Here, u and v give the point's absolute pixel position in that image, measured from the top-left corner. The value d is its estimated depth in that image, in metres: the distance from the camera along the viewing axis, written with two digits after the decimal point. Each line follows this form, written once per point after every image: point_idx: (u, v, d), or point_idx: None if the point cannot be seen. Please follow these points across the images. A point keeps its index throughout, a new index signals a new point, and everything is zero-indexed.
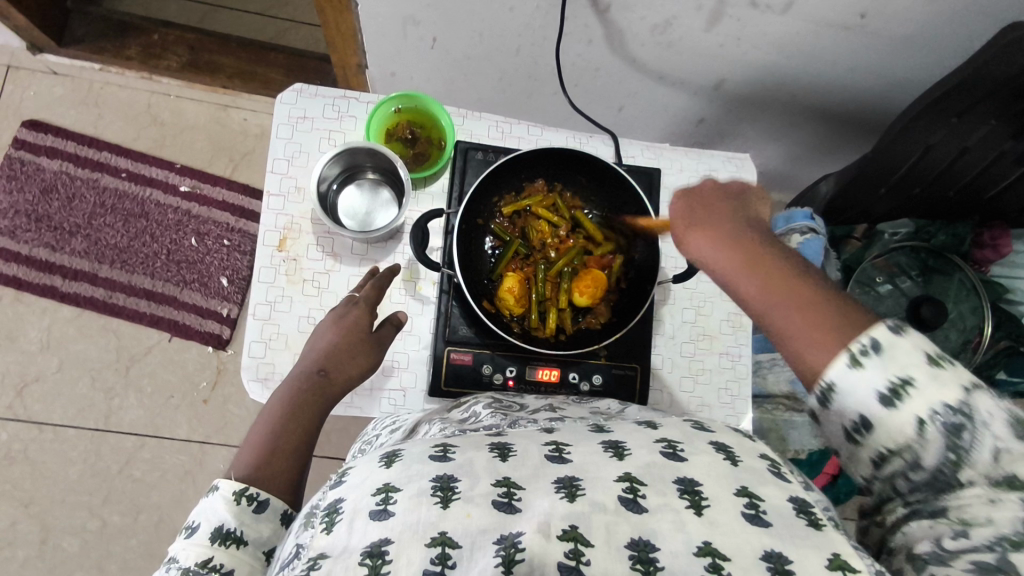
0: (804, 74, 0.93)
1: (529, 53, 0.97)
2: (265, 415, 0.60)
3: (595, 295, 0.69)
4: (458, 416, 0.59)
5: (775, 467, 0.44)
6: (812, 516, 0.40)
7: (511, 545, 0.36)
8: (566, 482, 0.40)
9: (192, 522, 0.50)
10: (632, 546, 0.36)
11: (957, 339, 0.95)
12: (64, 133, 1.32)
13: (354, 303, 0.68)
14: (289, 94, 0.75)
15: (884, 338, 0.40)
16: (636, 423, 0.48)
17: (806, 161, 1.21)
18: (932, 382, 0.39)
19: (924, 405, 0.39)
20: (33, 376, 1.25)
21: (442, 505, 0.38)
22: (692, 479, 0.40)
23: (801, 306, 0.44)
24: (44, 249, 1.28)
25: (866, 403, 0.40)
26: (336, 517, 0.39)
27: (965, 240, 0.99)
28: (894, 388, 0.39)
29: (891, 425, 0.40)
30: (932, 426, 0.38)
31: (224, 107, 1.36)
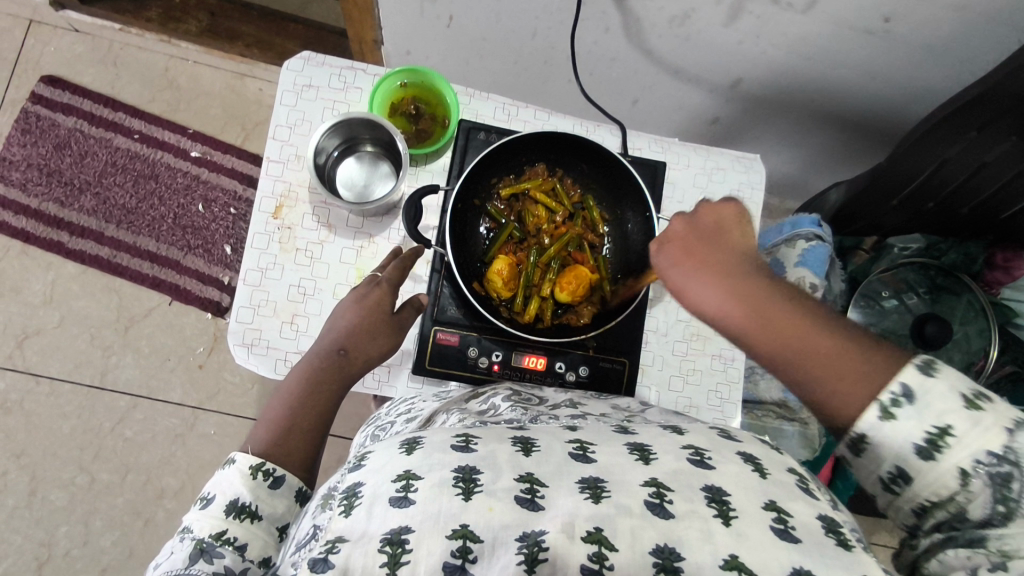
0: (825, 78, 0.91)
1: (545, 38, 0.96)
2: (285, 393, 0.59)
3: (577, 292, 0.67)
4: (476, 408, 0.59)
5: (803, 482, 0.44)
6: (840, 534, 0.40)
7: (535, 544, 0.36)
8: (591, 483, 0.40)
9: (207, 494, 0.52)
10: (656, 553, 0.37)
11: (959, 361, 0.92)
12: (81, 91, 1.32)
13: (376, 282, 0.66)
14: (297, 61, 0.75)
15: (915, 385, 0.43)
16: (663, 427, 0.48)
17: (821, 169, 1.19)
18: (973, 431, 0.41)
19: (965, 450, 0.41)
20: (34, 329, 1.26)
21: (464, 497, 0.38)
22: (720, 488, 0.40)
23: (821, 359, 0.45)
24: (54, 204, 1.29)
25: (906, 453, 0.43)
26: (354, 501, 0.39)
27: (976, 261, 0.96)
28: (934, 434, 0.42)
29: (932, 474, 0.42)
30: (975, 475, 0.41)
31: (241, 76, 1.36)
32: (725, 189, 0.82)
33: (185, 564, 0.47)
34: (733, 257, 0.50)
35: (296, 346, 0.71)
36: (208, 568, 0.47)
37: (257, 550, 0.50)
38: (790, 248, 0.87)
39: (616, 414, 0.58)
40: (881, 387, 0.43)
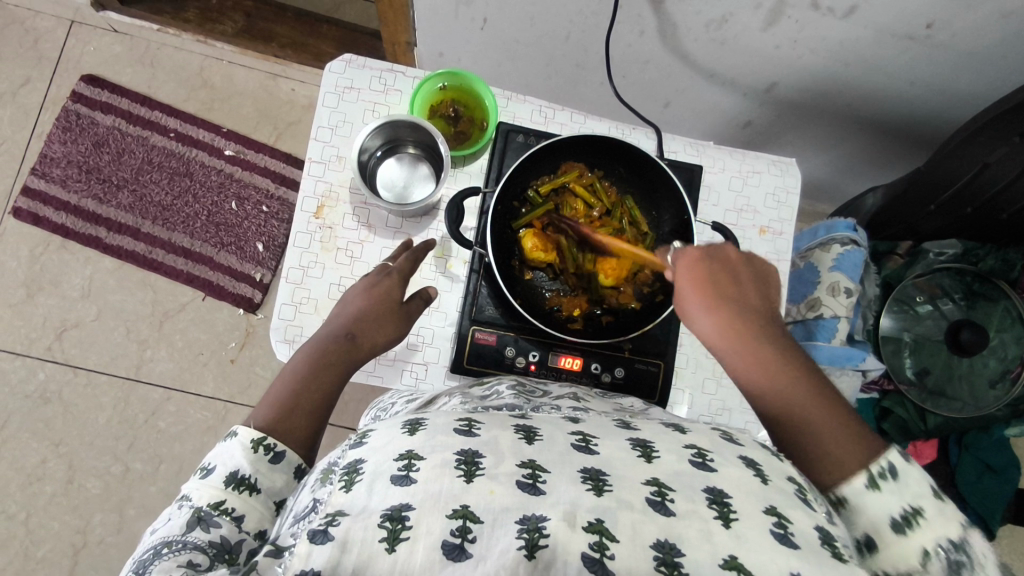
0: (862, 82, 0.90)
1: (579, 41, 0.97)
2: (288, 371, 0.60)
3: (619, 276, 0.69)
4: (479, 393, 0.60)
5: (802, 492, 0.43)
6: (836, 547, 0.40)
7: (535, 529, 0.37)
8: (592, 474, 0.40)
9: (208, 464, 0.53)
10: (657, 547, 0.37)
11: (995, 366, 0.94)
12: (120, 90, 1.35)
13: (389, 271, 0.68)
14: (339, 63, 0.76)
15: (899, 463, 0.48)
16: (665, 425, 0.48)
17: (853, 174, 1.18)
18: (941, 518, 0.46)
19: (932, 538, 0.46)
20: (73, 321, 1.29)
21: (466, 478, 0.39)
22: (722, 490, 0.40)
23: (827, 417, 0.50)
24: (92, 200, 1.32)
25: (880, 524, 0.47)
26: (355, 478, 0.40)
27: (1015, 267, 0.95)
28: (906, 516, 0.47)
29: (898, 548, 0.46)
30: (937, 558, 0.45)
31: (274, 76, 1.39)
32: (760, 193, 0.82)
33: (182, 531, 0.47)
34: (757, 314, 0.56)
35: None
36: (204, 537, 0.47)
37: (254, 523, 0.50)
38: (825, 252, 0.87)
39: (620, 411, 0.57)
40: (870, 460, 0.49)
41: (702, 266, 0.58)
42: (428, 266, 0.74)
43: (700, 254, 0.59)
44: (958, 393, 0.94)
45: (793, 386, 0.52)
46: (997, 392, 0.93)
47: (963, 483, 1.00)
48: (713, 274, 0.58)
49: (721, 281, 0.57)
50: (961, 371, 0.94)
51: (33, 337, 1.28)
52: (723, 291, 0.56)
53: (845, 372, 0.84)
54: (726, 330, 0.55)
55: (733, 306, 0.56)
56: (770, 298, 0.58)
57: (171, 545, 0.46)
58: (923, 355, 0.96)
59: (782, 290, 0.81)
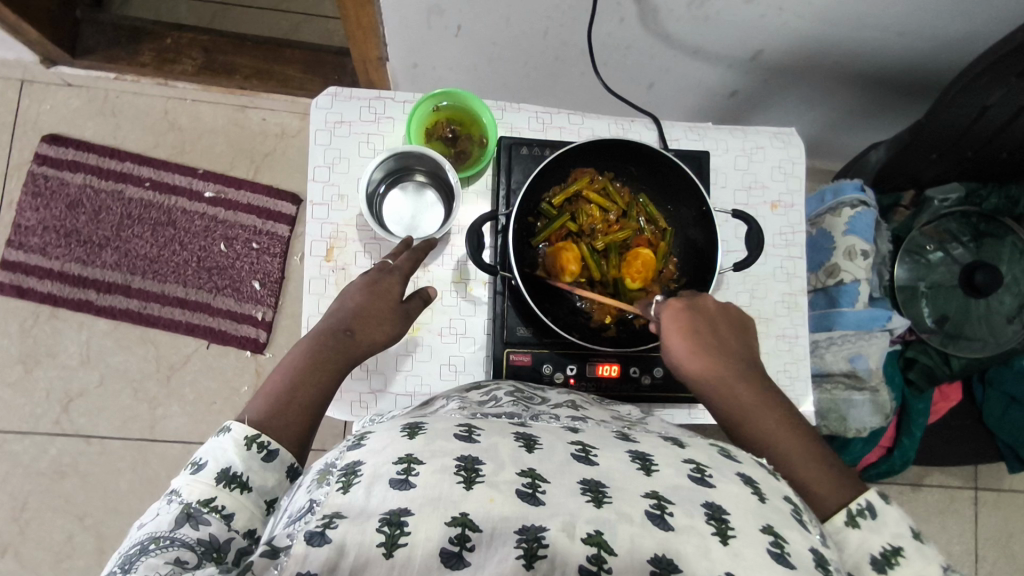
0: (847, 40, 0.89)
1: (557, 35, 0.94)
2: (286, 364, 0.60)
3: (646, 277, 0.68)
4: (477, 398, 0.58)
5: (799, 511, 0.44)
6: (828, 569, 0.40)
7: (535, 539, 0.37)
8: (592, 485, 0.40)
9: (199, 459, 0.51)
10: (654, 562, 0.37)
11: (1012, 303, 0.94)
12: (84, 145, 1.30)
13: (388, 270, 0.66)
14: (325, 98, 0.73)
15: (877, 503, 0.51)
16: (663, 437, 0.48)
17: (843, 127, 1.18)
18: (919, 558, 0.49)
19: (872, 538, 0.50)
20: (78, 391, 1.26)
21: (466, 486, 0.38)
22: (720, 506, 0.40)
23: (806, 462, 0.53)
24: (76, 264, 1.28)
25: (864, 563, 0.49)
26: (353, 479, 0.38)
27: (1019, 202, 0.96)
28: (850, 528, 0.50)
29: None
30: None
31: (242, 108, 1.33)
32: (767, 167, 0.81)
33: (171, 527, 0.46)
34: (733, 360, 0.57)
35: (369, 386, 0.72)
36: (193, 534, 0.46)
37: (243, 521, 0.49)
38: (836, 217, 0.87)
39: (618, 420, 0.56)
40: (850, 499, 0.51)
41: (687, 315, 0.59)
42: (448, 292, 0.74)
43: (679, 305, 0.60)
44: (977, 333, 0.95)
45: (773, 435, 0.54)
46: (1016, 326, 0.94)
47: (989, 416, 1.02)
48: (696, 322, 0.59)
49: (706, 328, 0.59)
50: (979, 311, 0.95)
51: (38, 413, 1.25)
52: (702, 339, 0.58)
53: (873, 335, 0.84)
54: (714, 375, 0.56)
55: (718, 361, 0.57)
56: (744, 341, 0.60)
57: (160, 540, 0.44)
58: (940, 300, 0.97)
59: (802, 261, 0.81)
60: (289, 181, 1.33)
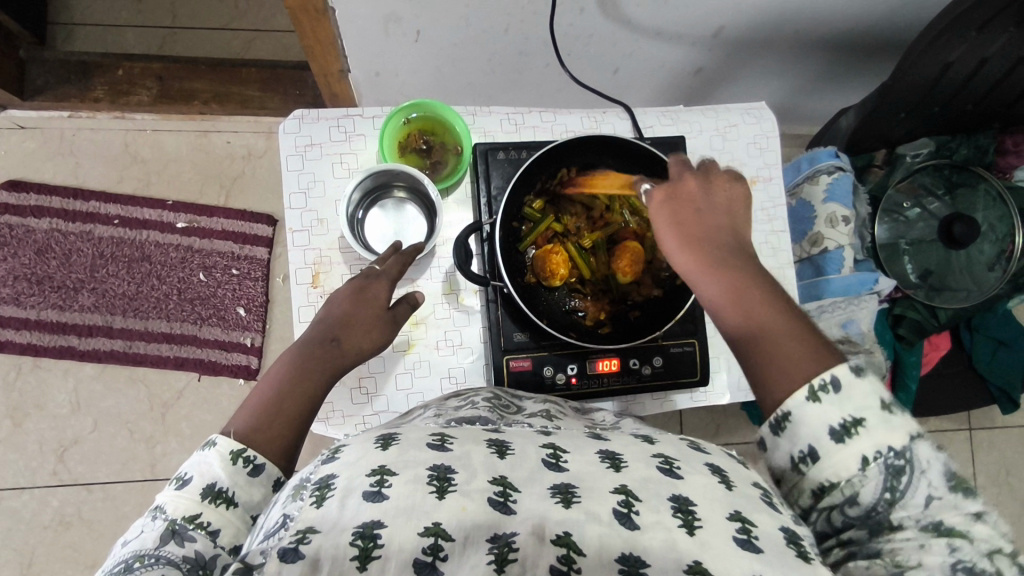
0: (806, 7, 0.89)
1: (518, 31, 0.93)
2: (271, 377, 0.58)
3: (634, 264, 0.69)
4: (455, 405, 0.58)
5: (767, 495, 0.44)
6: (801, 546, 0.40)
7: (505, 544, 0.37)
8: (562, 488, 0.40)
9: (184, 474, 0.50)
10: (622, 560, 0.37)
11: (991, 250, 0.96)
12: (46, 189, 1.26)
13: (374, 275, 0.65)
14: (292, 122, 0.72)
15: (844, 376, 0.46)
16: (634, 437, 0.49)
17: (810, 92, 1.19)
18: (882, 426, 0.45)
19: (871, 446, 0.44)
20: (71, 439, 1.23)
21: (438, 495, 0.38)
22: (687, 498, 0.41)
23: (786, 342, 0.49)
24: (53, 310, 1.25)
25: (822, 435, 0.46)
26: (326, 492, 0.38)
27: (988, 151, 0.98)
28: (845, 426, 0.45)
29: (839, 457, 0.45)
30: (875, 464, 0.44)
31: (205, 132, 1.29)
32: (743, 144, 0.81)
33: (156, 544, 0.45)
34: (722, 243, 0.55)
35: (372, 408, 0.71)
36: (178, 552, 0.45)
37: (230, 538, 0.48)
38: (814, 185, 0.87)
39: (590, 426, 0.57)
40: (813, 373, 0.47)
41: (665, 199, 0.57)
42: (440, 305, 0.73)
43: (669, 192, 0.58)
44: (960, 284, 0.97)
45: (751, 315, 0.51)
46: (997, 274, 0.96)
47: (979, 362, 1.05)
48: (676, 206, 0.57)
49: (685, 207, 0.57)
50: (960, 262, 0.97)
51: (34, 466, 1.22)
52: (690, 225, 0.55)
53: (862, 298, 0.86)
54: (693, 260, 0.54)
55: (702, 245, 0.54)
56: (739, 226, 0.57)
57: (143, 559, 0.44)
58: (922, 255, 0.98)
59: (785, 234, 0.81)
60: (262, 203, 1.31)
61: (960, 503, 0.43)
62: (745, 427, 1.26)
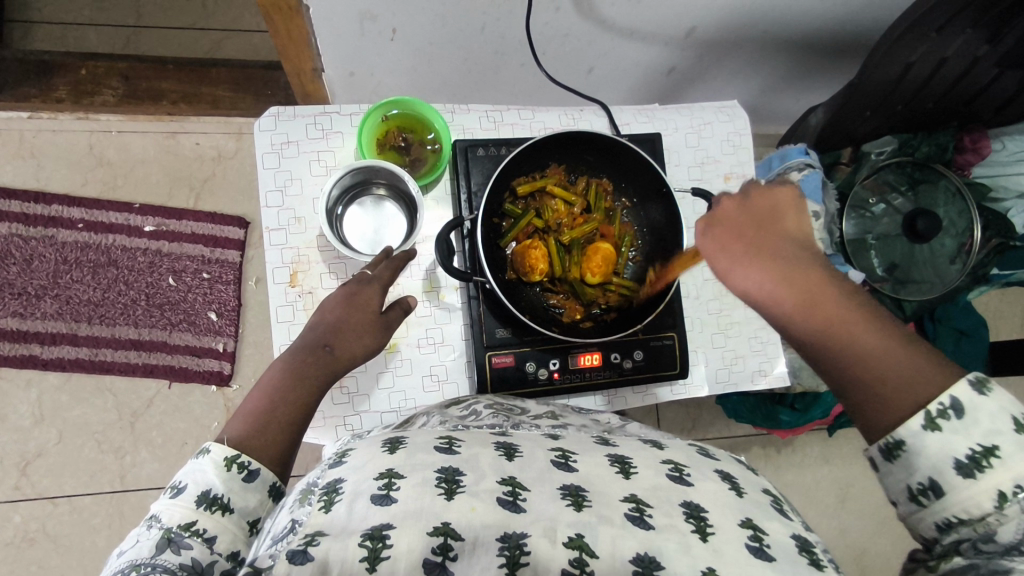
0: (775, 9, 0.92)
1: (494, 30, 0.94)
2: (264, 382, 0.58)
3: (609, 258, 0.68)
4: (457, 413, 0.58)
5: (777, 502, 0.47)
6: (813, 555, 0.42)
7: (516, 546, 0.37)
8: (572, 490, 0.41)
9: (179, 482, 0.50)
10: (637, 561, 0.38)
11: (951, 245, 1.00)
12: (5, 192, 1.21)
13: (367, 280, 0.65)
14: (268, 120, 0.71)
15: (965, 399, 0.46)
16: (642, 442, 0.51)
17: (778, 92, 1.22)
18: (1017, 454, 0.44)
19: (1008, 479, 0.43)
20: (35, 452, 1.19)
21: (447, 496, 0.39)
22: (698, 504, 0.42)
23: (881, 368, 0.49)
24: (14, 318, 1.21)
25: (944, 466, 0.46)
26: (334, 497, 0.39)
27: (948, 149, 1.02)
28: (975, 457, 0.45)
29: (967, 491, 0.45)
30: (1013, 500, 0.43)
31: (171, 133, 1.26)
32: (717, 142, 0.83)
33: (151, 553, 0.45)
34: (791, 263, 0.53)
35: (353, 409, 0.70)
36: (175, 560, 0.45)
37: (226, 543, 0.48)
38: (785, 181, 0.90)
39: (597, 425, 0.59)
40: (929, 399, 0.47)
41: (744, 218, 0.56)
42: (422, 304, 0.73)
43: (723, 214, 0.57)
44: (925, 277, 1.00)
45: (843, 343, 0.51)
46: (957, 266, 1.00)
47: (943, 351, 1.08)
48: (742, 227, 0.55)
49: (758, 224, 0.55)
50: (923, 256, 1.00)
51: None
52: (760, 247, 0.54)
53: None
54: (768, 280, 0.53)
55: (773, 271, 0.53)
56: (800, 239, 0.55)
57: (140, 567, 0.43)
58: (887, 249, 1.01)
59: None
60: (233, 205, 1.28)
61: None
62: (721, 420, 1.28)
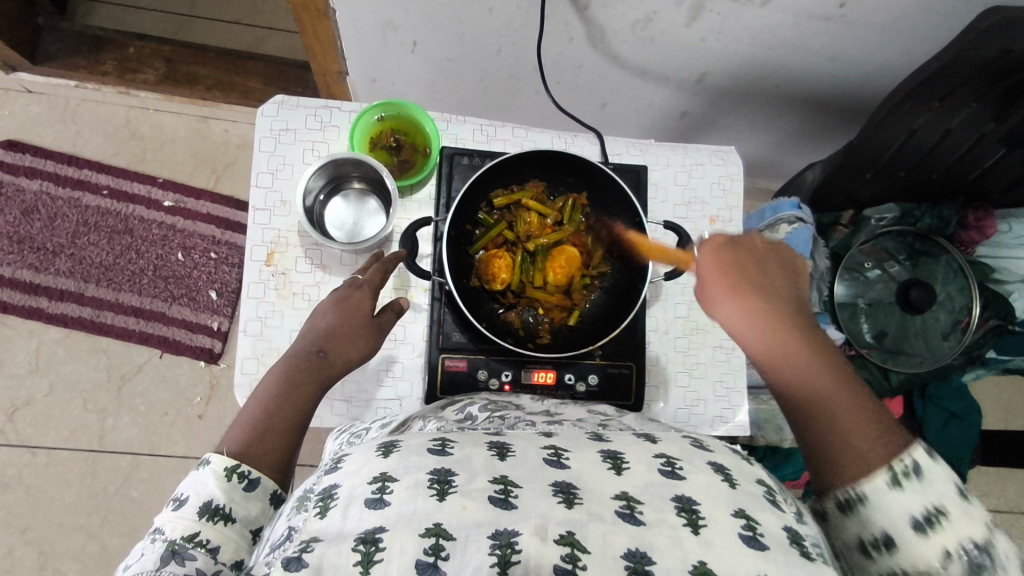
0: (788, 65, 0.93)
1: (511, 53, 0.97)
2: (261, 391, 0.59)
3: (567, 273, 0.70)
4: (454, 416, 0.58)
5: (771, 493, 0.43)
6: (804, 547, 0.40)
7: (507, 544, 0.36)
8: (564, 487, 0.40)
9: (180, 495, 0.51)
10: (628, 557, 0.36)
11: (946, 320, 0.99)
12: (44, 152, 1.29)
13: (358, 284, 0.66)
14: (271, 106, 0.75)
15: (926, 463, 0.46)
16: (635, 436, 0.48)
17: (791, 149, 1.22)
18: (964, 518, 0.44)
19: (954, 540, 0.44)
20: (24, 400, 1.23)
21: (438, 497, 0.38)
22: (689, 497, 0.40)
23: (850, 418, 0.49)
24: (28, 270, 1.26)
25: (899, 523, 0.45)
26: (329, 502, 0.39)
27: (950, 223, 1.00)
28: (928, 517, 0.45)
29: (917, 548, 0.45)
30: (957, 560, 0.43)
31: (204, 118, 1.34)
32: (706, 184, 0.83)
33: (157, 565, 0.45)
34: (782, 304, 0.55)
35: None
36: (180, 570, 0.45)
37: (229, 554, 0.49)
38: (774, 233, 0.90)
39: (592, 420, 0.58)
40: (894, 457, 0.47)
41: (766, 243, 0.59)
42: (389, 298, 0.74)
43: (730, 248, 0.58)
44: (916, 349, 0.99)
45: (819, 387, 0.50)
46: (950, 343, 0.98)
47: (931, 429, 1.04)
48: (748, 258, 0.58)
49: (760, 268, 0.57)
50: (916, 329, 0.99)
51: None
52: (756, 284, 0.56)
53: None
54: (756, 314, 0.54)
55: (762, 305, 0.54)
56: (798, 293, 0.57)
57: None
58: (878, 317, 0.99)
59: None
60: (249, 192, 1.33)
61: None
62: None
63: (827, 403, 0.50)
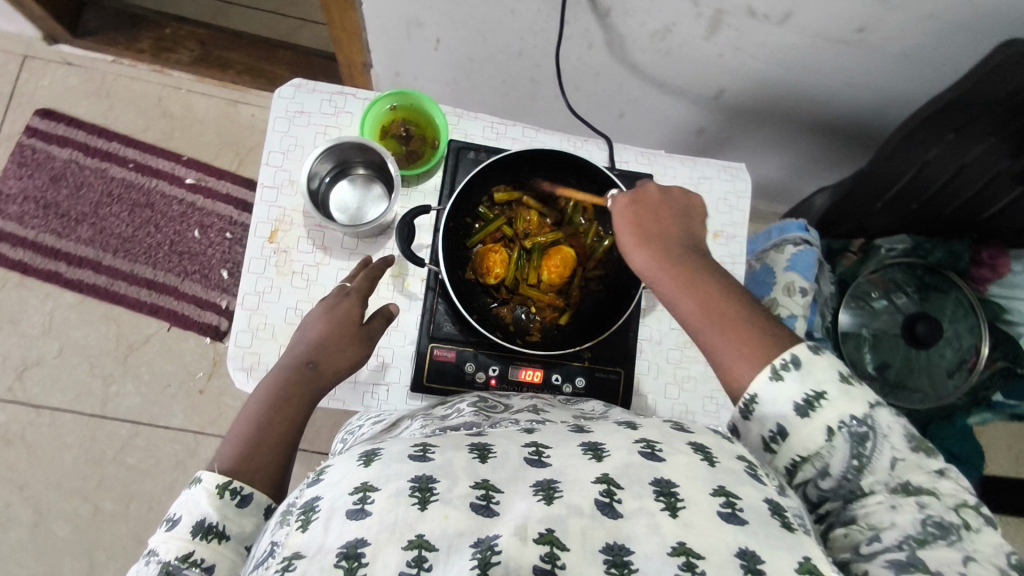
0: (806, 86, 0.92)
1: (531, 56, 0.98)
2: (251, 408, 0.58)
3: (562, 274, 0.70)
4: (441, 413, 0.59)
5: (752, 468, 0.41)
6: (785, 518, 0.38)
7: (488, 548, 0.34)
8: (544, 484, 0.38)
9: (173, 515, 0.50)
10: (607, 550, 0.35)
11: (952, 357, 0.96)
12: (76, 122, 1.34)
13: (346, 293, 0.66)
14: (288, 88, 0.76)
15: (804, 356, 0.48)
16: (617, 424, 0.45)
17: (808, 174, 1.21)
18: (842, 397, 0.46)
19: (835, 417, 0.46)
20: (34, 360, 1.27)
21: (420, 506, 0.36)
22: (669, 480, 0.38)
23: (739, 332, 0.50)
24: (51, 235, 1.30)
25: (787, 412, 0.47)
26: (310, 516, 0.36)
27: (962, 257, 0.99)
28: (810, 400, 0.47)
29: (806, 432, 0.46)
30: (840, 433, 0.45)
31: (233, 102, 1.37)
32: (713, 198, 0.83)
33: None
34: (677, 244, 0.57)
35: None
36: None
37: (225, 571, 0.48)
38: (779, 253, 0.89)
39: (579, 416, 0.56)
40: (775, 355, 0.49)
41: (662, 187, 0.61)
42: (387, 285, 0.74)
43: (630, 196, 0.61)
44: (919, 385, 0.97)
45: (710, 309, 0.52)
46: (956, 381, 0.96)
47: None
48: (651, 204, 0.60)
49: (660, 213, 0.60)
50: (920, 363, 0.97)
51: None
52: (653, 228, 0.58)
53: None
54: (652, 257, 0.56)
55: (658, 247, 0.57)
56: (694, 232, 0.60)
57: None
58: (883, 349, 0.98)
59: None
60: None
61: (924, 463, 0.45)
62: None
63: (717, 320, 0.52)
